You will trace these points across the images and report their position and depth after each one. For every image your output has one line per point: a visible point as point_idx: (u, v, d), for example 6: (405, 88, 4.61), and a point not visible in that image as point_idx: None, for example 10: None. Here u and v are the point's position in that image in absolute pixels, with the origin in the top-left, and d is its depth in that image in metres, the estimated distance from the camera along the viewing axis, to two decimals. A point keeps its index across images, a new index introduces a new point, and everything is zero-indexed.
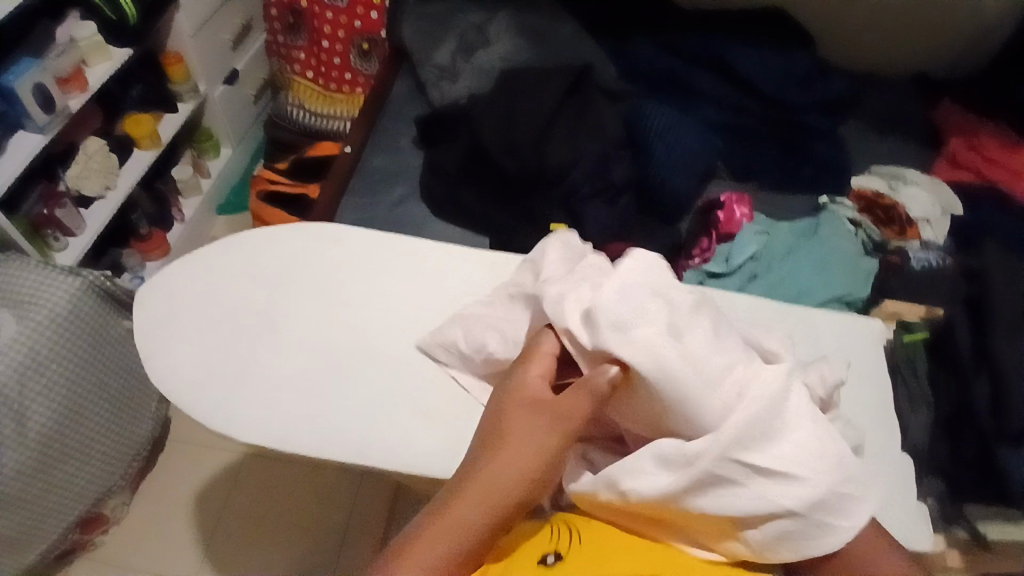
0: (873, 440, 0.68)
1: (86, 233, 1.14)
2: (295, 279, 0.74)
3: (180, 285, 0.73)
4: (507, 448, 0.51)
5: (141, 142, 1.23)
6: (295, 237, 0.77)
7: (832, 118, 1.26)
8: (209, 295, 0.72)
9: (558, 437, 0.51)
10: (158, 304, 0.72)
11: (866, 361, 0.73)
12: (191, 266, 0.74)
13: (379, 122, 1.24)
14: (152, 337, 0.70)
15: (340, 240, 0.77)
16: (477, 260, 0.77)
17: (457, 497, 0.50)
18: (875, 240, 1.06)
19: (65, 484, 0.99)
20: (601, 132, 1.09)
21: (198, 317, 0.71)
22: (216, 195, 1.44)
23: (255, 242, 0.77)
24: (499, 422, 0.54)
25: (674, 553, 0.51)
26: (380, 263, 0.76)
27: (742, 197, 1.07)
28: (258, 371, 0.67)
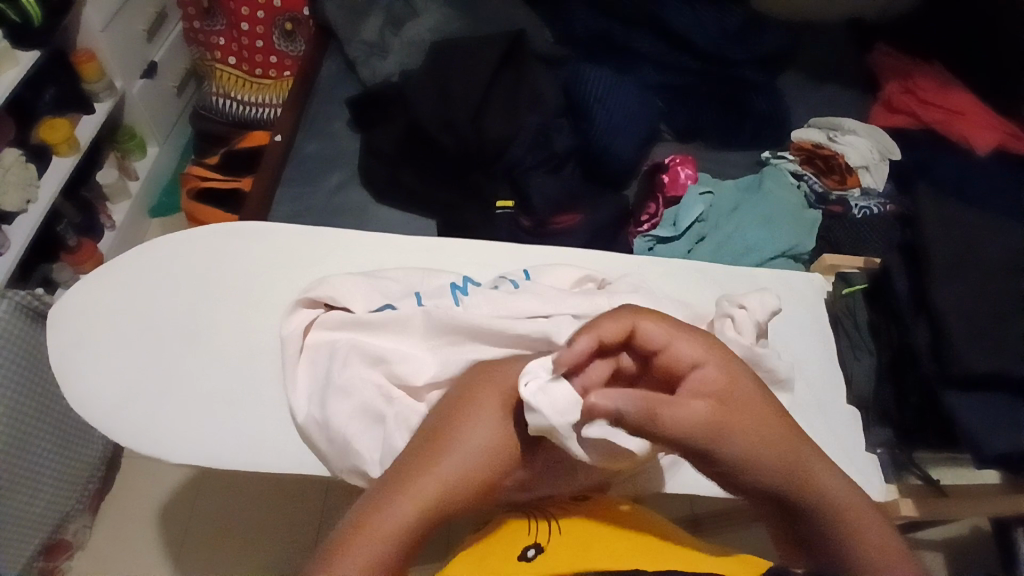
0: (815, 384, 0.68)
1: (12, 251, 1.07)
2: (222, 282, 0.70)
3: (92, 299, 0.67)
4: (452, 439, 0.50)
5: (59, 148, 1.16)
6: (214, 239, 0.72)
7: (769, 69, 1.26)
8: (129, 310, 0.67)
9: (501, 435, 0.51)
10: (69, 321, 0.66)
11: (804, 312, 0.72)
12: (104, 279, 0.69)
13: (310, 106, 1.19)
14: (68, 358, 0.64)
15: (263, 238, 0.73)
16: (416, 249, 0.74)
17: (399, 483, 0.47)
18: (817, 192, 1.10)
19: (19, 515, 0.95)
20: (541, 102, 1.07)
21: (119, 333, 0.66)
22: (146, 197, 1.38)
23: (175, 246, 0.71)
24: (456, 411, 0.53)
25: (638, 517, 0.59)
26: (311, 258, 0.72)
27: (685, 158, 1.10)
28: (187, 386, 0.63)
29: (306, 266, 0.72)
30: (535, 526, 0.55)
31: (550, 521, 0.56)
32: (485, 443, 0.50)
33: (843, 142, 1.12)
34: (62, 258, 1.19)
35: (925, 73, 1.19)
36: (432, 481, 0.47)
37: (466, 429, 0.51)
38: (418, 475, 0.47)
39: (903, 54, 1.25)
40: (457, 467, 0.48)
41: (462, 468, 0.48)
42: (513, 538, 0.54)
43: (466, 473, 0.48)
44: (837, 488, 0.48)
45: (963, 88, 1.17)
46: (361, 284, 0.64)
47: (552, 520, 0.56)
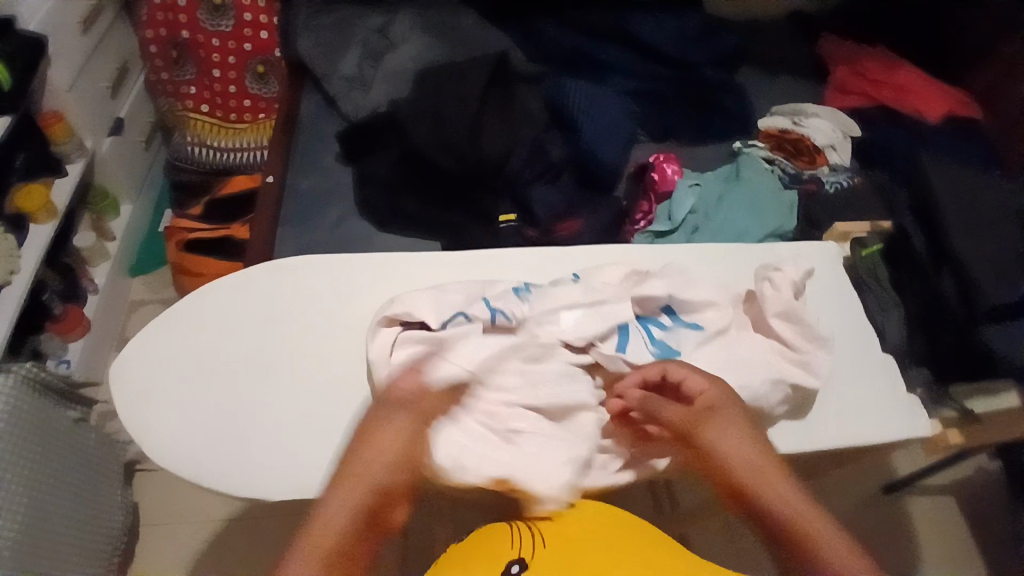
0: (852, 344, 0.73)
1: (1, 326, 1.02)
2: (278, 321, 0.69)
3: (151, 350, 0.66)
4: (373, 442, 0.57)
5: (36, 216, 1.11)
6: (261, 278, 0.72)
7: (727, 66, 1.34)
8: (187, 357, 0.66)
9: (411, 424, 0.58)
10: (134, 375, 0.65)
11: (828, 279, 0.77)
12: (161, 330, 0.67)
13: (296, 144, 1.19)
14: (139, 412, 0.63)
15: (308, 272, 0.73)
16: (459, 264, 0.75)
17: (334, 491, 0.56)
18: (790, 172, 1.18)
19: None
20: (529, 116, 1.12)
21: (182, 382, 0.65)
22: (125, 256, 1.34)
23: (223, 288, 0.70)
24: (371, 420, 0.59)
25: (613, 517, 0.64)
26: (359, 285, 0.72)
27: (669, 156, 1.16)
28: (266, 425, 0.63)
29: (356, 294, 0.72)
30: (519, 540, 0.60)
31: (536, 534, 0.61)
32: (395, 447, 0.57)
33: (808, 125, 1.21)
34: (48, 328, 1.14)
35: (870, 57, 1.31)
36: (360, 478, 0.56)
37: (382, 436, 0.58)
38: (363, 459, 0.57)
39: (846, 41, 1.36)
40: (377, 462, 0.56)
41: (382, 465, 0.56)
42: (502, 550, 0.60)
43: (368, 477, 0.55)
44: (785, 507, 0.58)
45: (906, 68, 1.29)
46: (433, 295, 0.67)
47: (539, 533, 0.61)
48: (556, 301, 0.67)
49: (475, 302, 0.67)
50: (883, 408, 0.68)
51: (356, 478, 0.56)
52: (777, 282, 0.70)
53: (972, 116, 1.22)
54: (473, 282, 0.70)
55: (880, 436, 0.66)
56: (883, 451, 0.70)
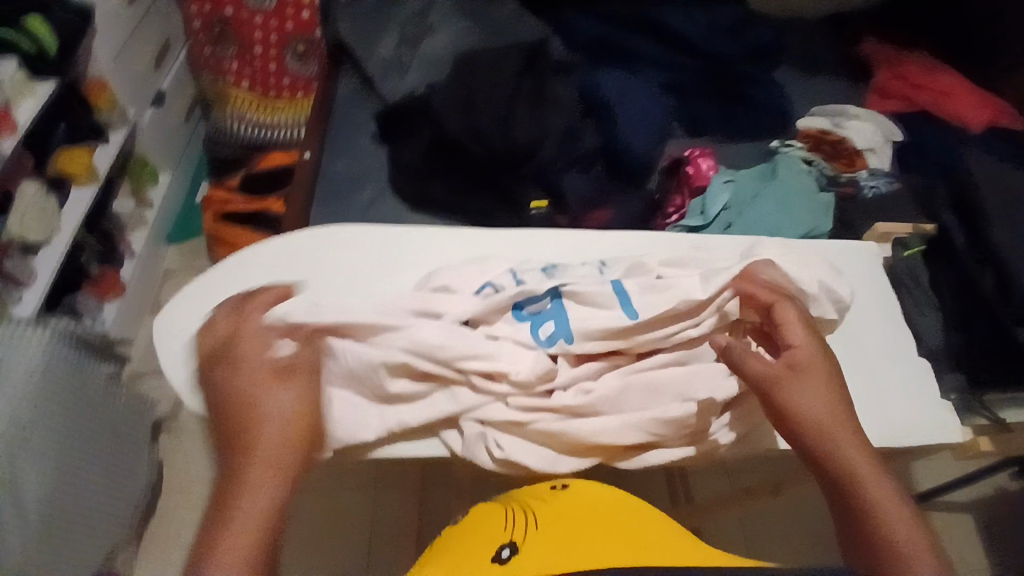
0: (886, 343, 0.71)
1: (39, 283, 1.06)
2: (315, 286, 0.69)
3: (191, 309, 0.68)
4: (261, 409, 0.54)
5: (77, 178, 1.16)
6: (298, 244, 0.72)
7: (765, 65, 1.33)
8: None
9: (297, 389, 0.56)
10: (174, 331, 0.66)
11: (863, 278, 0.76)
12: (201, 291, 0.69)
13: (332, 123, 1.20)
14: (179, 367, 0.64)
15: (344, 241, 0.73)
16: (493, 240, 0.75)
17: (246, 460, 0.51)
18: (827, 174, 1.16)
19: (73, 553, 0.93)
20: (560, 105, 1.13)
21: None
22: (163, 225, 1.37)
23: (264, 253, 0.71)
24: (240, 386, 0.55)
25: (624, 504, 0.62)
26: (394, 256, 0.72)
27: (705, 152, 1.17)
28: None
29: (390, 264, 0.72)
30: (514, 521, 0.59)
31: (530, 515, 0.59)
32: (285, 413, 0.54)
33: (849, 128, 1.19)
34: (86, 289, 1.17)
35: (911, 60, 1.30)
36: (275, 445, 0.52)
37: (266, 401, 0.54)
38: (260, 429, 0.52)
39: (887, 44, 1.35)
40: (277, 433, 0.53)
41: (286, 433, 0.53)
42: (497, 533, 0.59)
43: (281, 444, 0.52)
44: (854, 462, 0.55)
45: (947, 72, 1.28)
46: (464, 270, 0.67)
47: (532, 513, 0.59)
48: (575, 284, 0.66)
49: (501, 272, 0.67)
50: (917, 410, 0.67)
51: (254, 433, 0.52)
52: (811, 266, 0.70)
53: (1016, 124, 1.20)
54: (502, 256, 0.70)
55: (913, 438, 0.65)
56: (914, 456, 0.69)
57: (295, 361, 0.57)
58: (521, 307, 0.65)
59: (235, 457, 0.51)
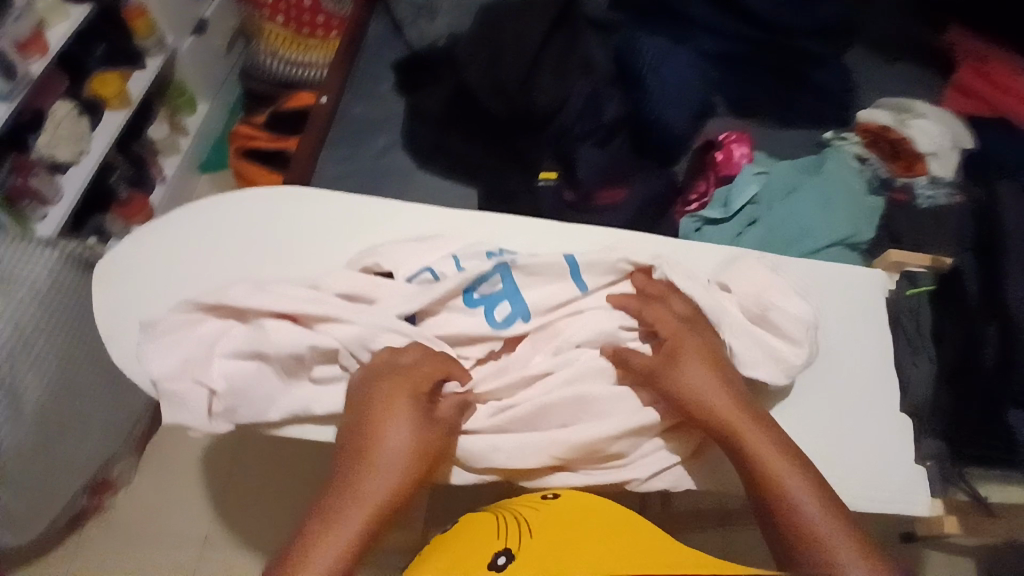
0: (862, 391, 0.64)
1: (64, 203, 1.10)
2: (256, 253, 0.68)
3: (139, 263, 0.67)
4: (377, 445, 0.53)
5: (111, 102, 1.18)
6: (249, 204, 0.70)
7: (836, 42, 1.19)
8: (175, 264, 0.67)
9: (419, 420, 0.54)
10: (119, 287, 0.66)
11: (852, 313, 0.68)
12: (149, 249, 0.68)
13: (356, 65, 1.17)
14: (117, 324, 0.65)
15: (295, 207, 0.70)
16: (458, 222, 0.71)
17: (344, 501, 0.51)
18: (881, 176, 1.05)
19: (68, 457, 0.99)
20: (591, 67, 1.04)
21: (162, 289, 0.66)
22: (195, 154, 1.40)
23: (223, 206, 0.70)
24: (369, 408, 0.54)
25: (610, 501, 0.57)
26: (344, 229, 0.70)
27: (741, 136, 1.06)
28: None
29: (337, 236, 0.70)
30: (505, 530, 0.56)
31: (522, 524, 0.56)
32: (405, 452, 0.53)
33: (914, 126, 1.05)
34: (113, 210, 1.21)
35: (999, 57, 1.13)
36: (376, 490, 0.51)
37: (388, 434, 0.53)
38: (365, 469, 0.52)
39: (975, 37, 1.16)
40: (380, 479, 0.52)
41: (388, 481, 0.52)
42: (489, 541, 0.56)
43: (384, 489, 0.51)
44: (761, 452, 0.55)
45: None
46: (411, 249, 0.65)
47: (524, 522, 0.56)
48: (530, 269, 0.63)
49: (444, 258, 0.64)
50: (874, 470, 0.61)
51: (360, 472, 0.52)
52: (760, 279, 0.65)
53: None
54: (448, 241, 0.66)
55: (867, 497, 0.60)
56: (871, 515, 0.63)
57: (413, 388, 0.55)
58: (472, 291, 0.63)
59: (341, 498, 0.51)
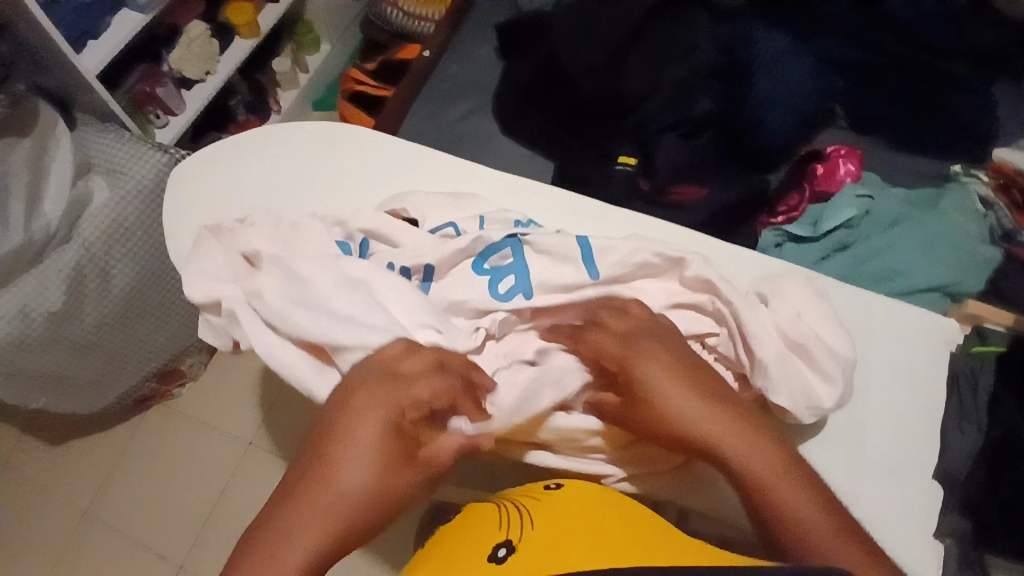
0: (904, 448, 0.57)
1: (187, 115, 1.19)
2: (310, 180, 0.70)
3: (204, 170, 0.70)
4: (340, 462, 0.44)
5: (241, 30, 1.25)
6: (314, 134, 0.72)
7: (987, 68, 1.06)
8: (230, 181, 0.70)
9: (392, 443, 0.46)
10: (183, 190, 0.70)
11: (913, 361, 0.60)
12: (217, 159, 0.71)
13: (464, 26, 1.19)
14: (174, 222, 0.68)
15: (356, 144, 0.72)
16: (502, 184, 0.69)
17: (288, 519, 0.42)
18: (1005, 226, 0.93)
19: (142, 340, 1.10)
20: (691, 54, 1.01)
21: (216, 197, 0.69)
22: (312, 90, 1.47)
23: (284, 132, 0.72)
24: (338, 418, 0.46)
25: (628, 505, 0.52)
26: (396, 173, 0.71)
27: (852, 152, 0.97)
28: None
29: (388, 178, 0.71)
30: (507, 519, 0.51)
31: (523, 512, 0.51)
32: (369, 479, 0.44)
33: None
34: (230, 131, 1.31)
35: None
36: (325, 517, 0.42)
37: (353, 453, 0.44)
38: (319, 488, 0.43)
39: None
40: (333, 505, 0.43)
41: (342, 509, 0.43)
42: (489, 531, 0.50)
43: (337, 515, 0.42)
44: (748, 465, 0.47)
45: None
46: (440, 202, 0.65)
47: (526, 512, 0.51)
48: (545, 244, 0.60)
49: (470, 218, 0.63)
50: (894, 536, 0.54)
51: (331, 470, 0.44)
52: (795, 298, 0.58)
53: None
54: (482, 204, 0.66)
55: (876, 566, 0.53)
56: None
57: (393, 405, 0.47)
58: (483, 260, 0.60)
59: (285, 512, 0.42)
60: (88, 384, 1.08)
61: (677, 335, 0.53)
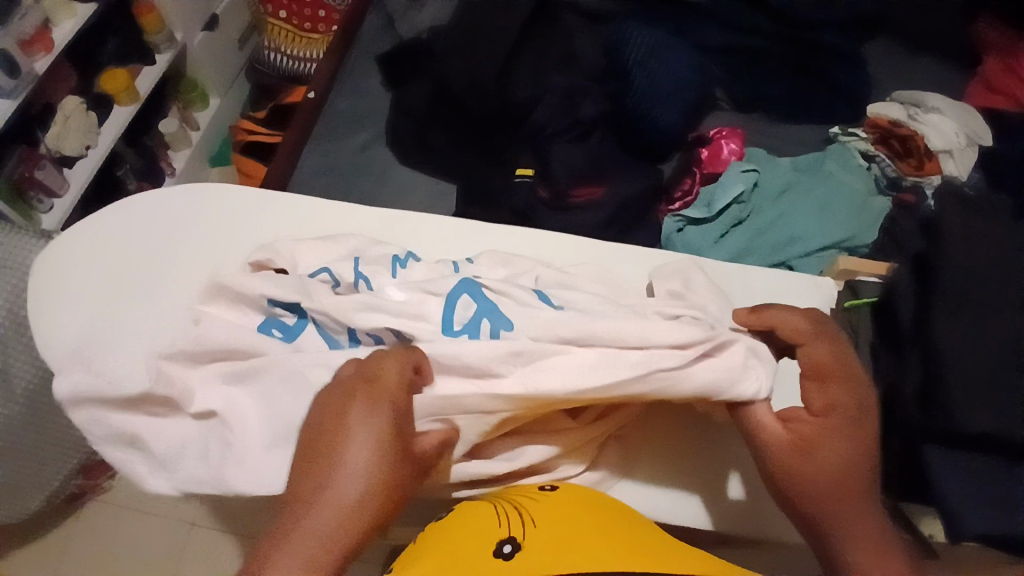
0: None
1: (70, 194, 1.14)
2: (187, 244, 0.67)
3: (69, 250, 0.66)
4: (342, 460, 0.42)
5: (119, 97, 1.20)
6: (187, 195, 0.69)
7: (853, 33, 1.10)
8: (93, 269, 0.66)
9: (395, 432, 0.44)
10: (45, 273, 0.65)
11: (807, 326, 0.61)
12: (83, 233, 0.67)
13: (348, 61, 1.18)
14: (40, 310, 0.64)
15: (230, 199, 0.69)
16: (380, 215, 0.67)
17: (298, 532, 0.40)
18: (889, 176, 0.97)
19: (61, 436, 1.04)
20: (575, 60, 1.04)
21: (86, 275, 0.65)
22: (206, 146, 1.43)
23: (139, 205, 0.69)
24: (334, 418, 0.44)
25: (615, 501, 0.52)
26: (275, 222, 0.68)
27: (734, 131, 1.00)
28: (142, 342, 0.62)
29: (270, 229, 0.68)
30: (507, 516, 0.48)
31: (523, 513, 0.49)
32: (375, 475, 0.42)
33: (925, 121, 0.97)
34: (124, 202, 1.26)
35: None
36: (341, 528, 0.41)
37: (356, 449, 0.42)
38: (327, 491, 0.41)
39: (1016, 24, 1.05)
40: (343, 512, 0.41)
41: (354, 517, 0.41)
42: (491, 528, 0.47)
43: (350, 523, 0.41)
44: (845, 500, 0.46)
45: None
46: (311, 246, 0.61)
47: (525, 512, 0.49)
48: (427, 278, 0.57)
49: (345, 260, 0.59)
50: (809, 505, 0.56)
51: (329, 502, 0.41)
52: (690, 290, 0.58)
53: None
54: (357, 240, 0.62)
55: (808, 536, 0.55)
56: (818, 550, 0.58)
57: (387, 394, 0.45)
58: (452, 322, 0.54)
59: (293, 518, 0.41)
60: (7, 490, 1.02)
61: (842, 352, 0.50)
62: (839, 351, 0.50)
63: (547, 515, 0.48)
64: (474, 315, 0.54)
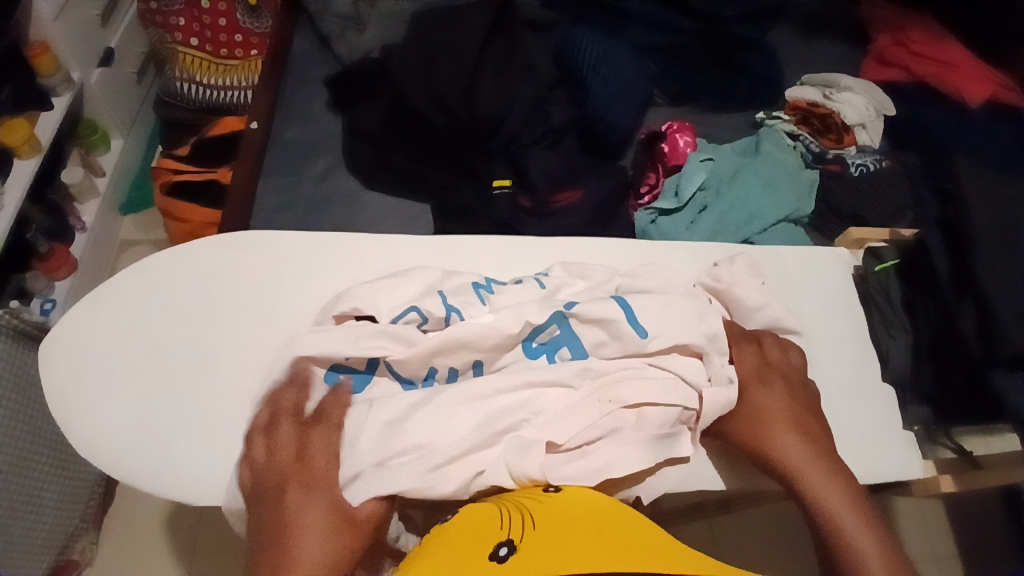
0: (832, 370, 0.72)
1: None
2: (214, 304, 0.71)
3: (87, 333, 0.68)
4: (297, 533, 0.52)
5: (19, 150, 1.05)
6: (202, 254, 0.73)
7: (758, 26, 1.24)
8: (110, 356, 0.67)
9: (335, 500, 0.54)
10: (65, 363, 0.66)
11: (810, 297, 0.75)
12: (95, 311, 0.69)
13: (285, 87, 1.14)
14: (70, 402, 0.64)
15: (244, 251, 0.74)
16: (402, 242, 0.76)
17: None
18: (813, 151, 1.10)
19: (24, 541, 0.91)
20: (533, 71, 1.07)
21: (113, 355, 0.67)
22: (115, 194, 1.30)
23: (150, 270, 0.72)
24: (286, 515, 0.53)
25: (593, 497, 0.54)
26: (300, 271, 0.73)
27: (684, 125, 1.08)
28: (197, 413, 0.65)
29: (302, 276, 0.73)
30: (510, 520, 0.50)
31: (525, 515, 0.50)
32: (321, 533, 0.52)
33: (840, 100, 1.11)
34: (34, 266, 1.11)
35: (916, 24, 1.19)
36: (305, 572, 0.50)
37: (307, 517, 0.53)
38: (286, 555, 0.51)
39: (890, 5, 1.23)
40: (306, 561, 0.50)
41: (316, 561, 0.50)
42: (491, 532, 0.49)
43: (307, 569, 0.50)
44: (802, 471, 0.59)
45: (954, 42, 1.17)
46: (387, 288, 0.64)
47: (528, 513, 0.50)
48: (506, 301, 0.64)
49: (430, 296, 0.64)
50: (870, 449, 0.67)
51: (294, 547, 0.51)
52: (738, 283, 0.70)
53: (1017, 100, 1.12)
54: (428, 273, 0.66)
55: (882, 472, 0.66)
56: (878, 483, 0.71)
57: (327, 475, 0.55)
58: (531, 340, 0.63)
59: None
60: None
61: (754, 355, 0.66)
62: (756, 352, 0.66)
63: (546, 516, 0.49)
64: (555, 339, 0.63)
